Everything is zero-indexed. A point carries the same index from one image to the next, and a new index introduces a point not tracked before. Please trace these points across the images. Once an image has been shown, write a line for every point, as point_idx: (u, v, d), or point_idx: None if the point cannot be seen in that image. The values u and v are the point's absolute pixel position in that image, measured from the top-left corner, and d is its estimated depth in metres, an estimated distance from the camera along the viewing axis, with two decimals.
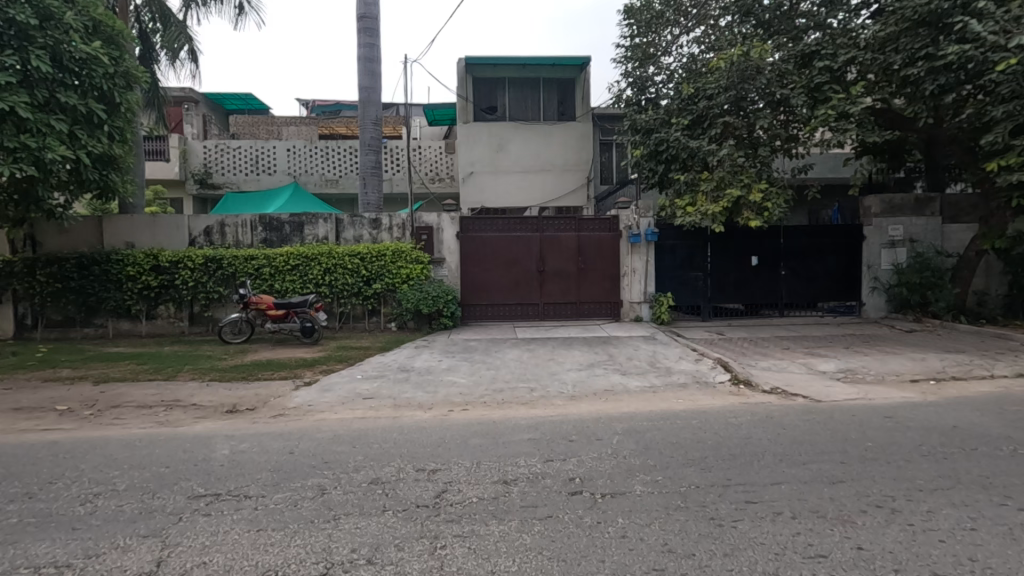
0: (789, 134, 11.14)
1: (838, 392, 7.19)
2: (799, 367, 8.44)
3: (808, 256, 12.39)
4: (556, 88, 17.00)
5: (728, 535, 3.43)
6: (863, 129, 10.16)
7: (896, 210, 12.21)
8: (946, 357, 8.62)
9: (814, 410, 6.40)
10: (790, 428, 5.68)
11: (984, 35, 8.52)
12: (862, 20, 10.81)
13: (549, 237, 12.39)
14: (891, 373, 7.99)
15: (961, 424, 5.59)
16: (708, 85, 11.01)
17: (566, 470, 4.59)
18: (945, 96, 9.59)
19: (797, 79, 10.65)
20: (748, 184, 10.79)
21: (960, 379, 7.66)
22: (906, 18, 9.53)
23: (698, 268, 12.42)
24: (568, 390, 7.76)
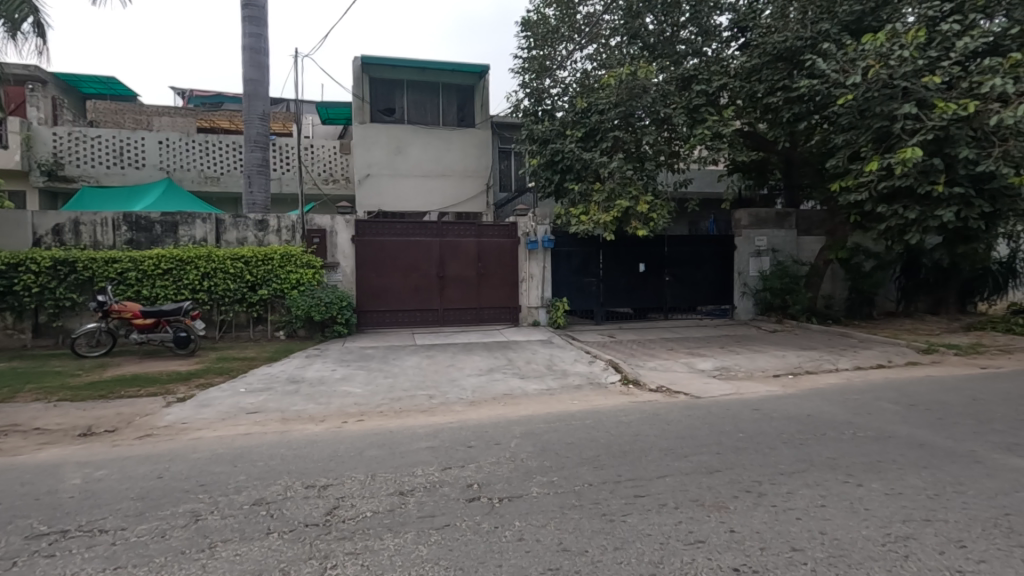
0: (671, 150, 11.99)
1: (715, 388, 7.83)
2: (681, 367, 9.09)
3: (688, 264, 13.44)
4: (456, 94, 17.04)
5: (618, 530, 3.59)
6: (733, 149, 11.27)
7: (762, 223, 13.61)
8: (802, 354, 9.74)
9: (694, 406, 6.93)
10: (674, 423, 6.10)
11: (829, 72, 9.72)
12: (732, 50, 11.92)
13: (449, 242, 12.33)
14: (758, 369, 8.87)
15: (814, 413, 6.33)
16: (599, 100, 11.63)
17: (465, 476, 4.56)
18: (799, 123, 10.87)
19: (678, 99, 11.49)
20: (636, 196, 11.48)
21: (813, 373, 8.69)
22: (767, 52, 10.77)
23: (591, 274, 12.98)
24: (468, 395, 7.75)
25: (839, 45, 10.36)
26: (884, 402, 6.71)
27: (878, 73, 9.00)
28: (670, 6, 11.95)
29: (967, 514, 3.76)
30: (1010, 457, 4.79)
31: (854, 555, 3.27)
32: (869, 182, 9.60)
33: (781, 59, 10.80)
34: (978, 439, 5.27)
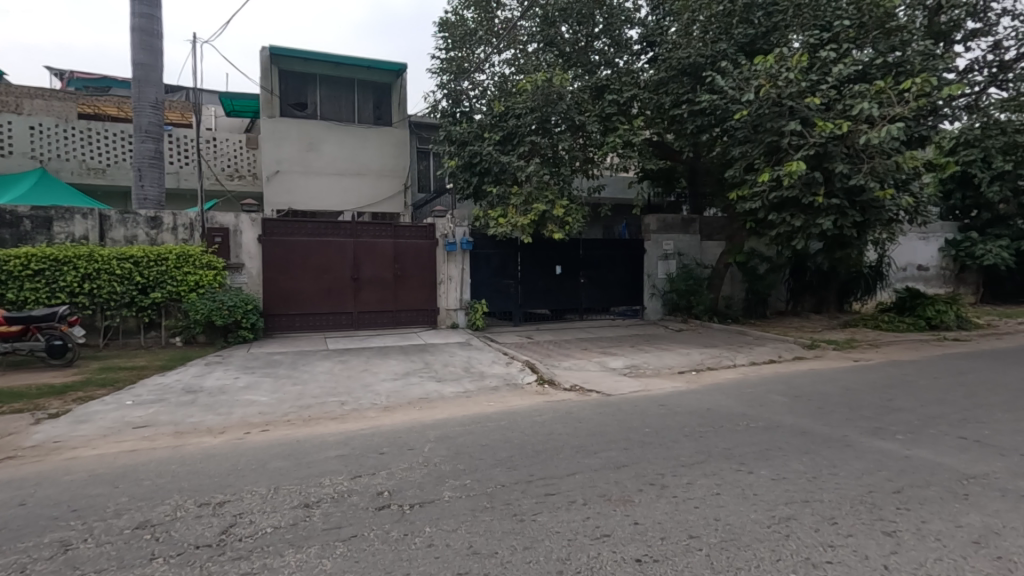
0: (586, 156, 12.35)
1: (625, 386, 8.16)
2: (594, 366, 9.39)
3: (602, 266, 13.93)
4: (372, 92, 16.60)
5: (529, 529, 3.64)
6: (643, 157, 11.85)
7: (669, 228, 14.38)
8: (705, 351, 10.38)
9: (605, 403, 7.18)
10: (586, 421, 6.28)
11: (726, 89, 10.49)
12: (642, 63, 12.52)
13: (364, 243, 11.97)
14: (665, 366, 9.35)
15: (713, 407, 6.76)
16: (516, 104, 11.78)
17: (375, 484, 4.44)
18: (701, 135, 11.65)
19: (591, 108, 11.87)
20: (552, 200, 11.75)
21: (713, 369, 9.29)
22: (673, 67, 11.47)
23: (509, 276, 13.10)
24: (382, 400, 7.54)
25: (736, 64, 11.17)
26: (774, 395, 7.30)
27: (768, 92, 9.77)
28: (584, 17, 12.36)
29: (839, 494, 4.17)
30: (874, 440, 5.38)
31: (744, 538, 3.52)
32: (761, 192, 10.45)
33: (685, 74, 11.50)
34: (849, 425, 5.87)
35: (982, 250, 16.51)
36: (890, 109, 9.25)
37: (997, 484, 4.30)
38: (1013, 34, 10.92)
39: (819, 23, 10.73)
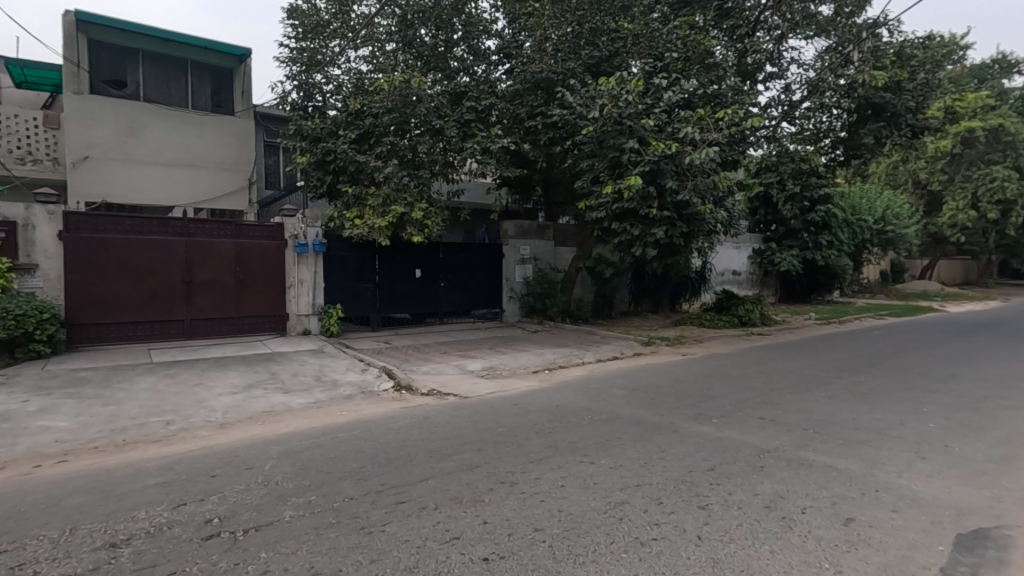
0: (446, 160, 12.36)
1: (481, 388, 8.29)
2: (452, 369, 9.41)
3: (463, 270, 14.05)
4: (210, 75, 14.87)
5: (376, 541, 3.53)
6: (500, 164, 12.20)
7: (525, 234, 14.98)
8: (557, 351, 10.97)
9: (461, 406, 7.25)
10: (442, 425, 6.27)
11: (575, 106, 11.25)
12: (499, 73, 12.89)
13: (199, 243, 10.76)
14: (520, 367, 9.71)
15: (562, 403, 7.17)
16: (372, 103, 11.42)
17: (203, 511, 3.98)
18: (554, 146, 12.34)
19: (450, 112, 11.91)
20: (411, 202, 11.60)
21: (565, 367, 9.85)
22: (528, 80, 12.00)
23: (367, 279, 12.64)
24: (217, 417, 6.82)
25: (583, 83, 12.00)
26: (616, 389, 7.94)
27: (611, 111, 10.62)
28: (443, 22, 12.41)
29: (666, 476, 4.65)
30: (695, 425, 6.10)
31: (584, 526, 3.77)
32: (606, 203, 11.36)
33: (539, 87, 12.08)
34: (677, 413, 6.58)
35: (779, 258, 19.62)
36: (709, 134, 10.58)
37: (785, 455, 5.12)
38: (799, 80, 13.15)
39: (653, 52, 11.93)
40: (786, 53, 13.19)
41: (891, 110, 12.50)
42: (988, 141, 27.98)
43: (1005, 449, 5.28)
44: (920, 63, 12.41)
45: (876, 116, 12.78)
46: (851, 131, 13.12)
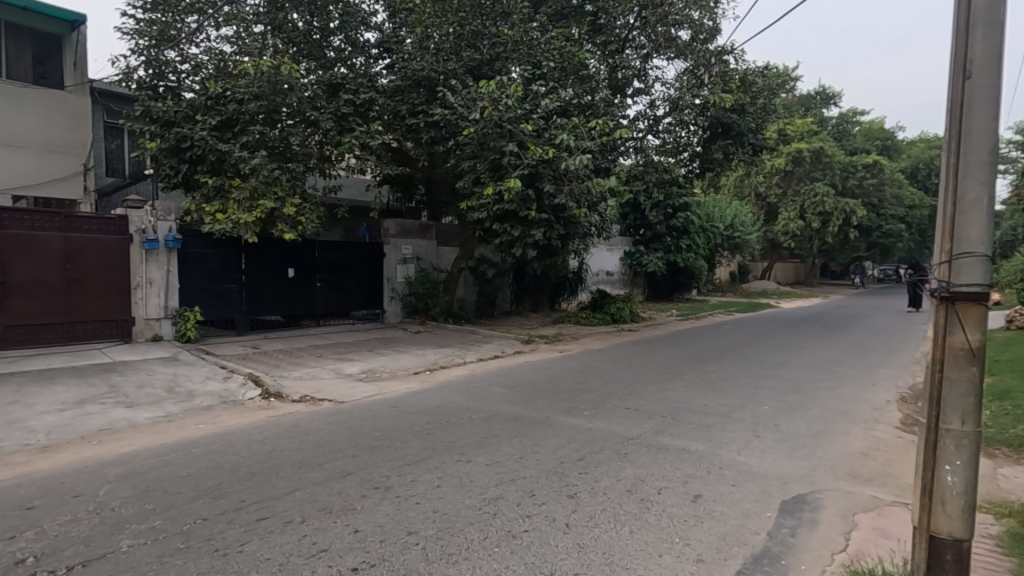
0: (323, 154, 11.73)
1: (358, 392, 8.00)
2: (327, 373, 8.97)
3: (340, 270, 13.45)
4: (31, 41, 12.67)
5: (233, 564, 3.26)
6: (380, 161, 11.85)
7: (407, 233, 14.69)
8: (439, 351, 10.91)
9: (336, 411, 6.94)
10: (313, 433, 5.95)
11: (457, 106, 11.28)
12: (379, 67, 12.52)
13: (16, 236, 9.19)
14: (400, 368, 9.51)
15: (442, 404, 7.14)
16: (236, 88, 10.52)
17: (14, 551, 3.40)
18: (436, 146, 12.26)
19: (326, 105, 11.32)
20: (282, 197, 10.85)
21: (446, 367, 9.83)
22: (409, 77, 11.80)
23: (231, 279, 11.61)
24: (39, 440, 5.86)
25: (465, 85, 12.07)
26: (495, 387, 8.09)
27: (491, 114, 10.81)
28: (318, 9, 11.78)
29: (539, 468, 4.82)
30: (568, 418, 6.40)
31: (457, 524, 3.79)
32: (488, 204, 11.54)
33: (420, 85, 11.95)
34: (551, 408, 6.86)
35: (647, 260, 21.31)
36: (583, 142, 11.16)
37: (645, 441, 5.55)
38: (662, 97, 14.34)
39: (532, 60, 12.31)
40: (651, 71, 14.28)
41: (737, 129, 14.07)
42: (812, 161, 32.61)
43: (820, 424, 6.20)
44: (760, 90, 14.08)
45: (725, 134, 14.33)
46: (706, 146, 14.54)
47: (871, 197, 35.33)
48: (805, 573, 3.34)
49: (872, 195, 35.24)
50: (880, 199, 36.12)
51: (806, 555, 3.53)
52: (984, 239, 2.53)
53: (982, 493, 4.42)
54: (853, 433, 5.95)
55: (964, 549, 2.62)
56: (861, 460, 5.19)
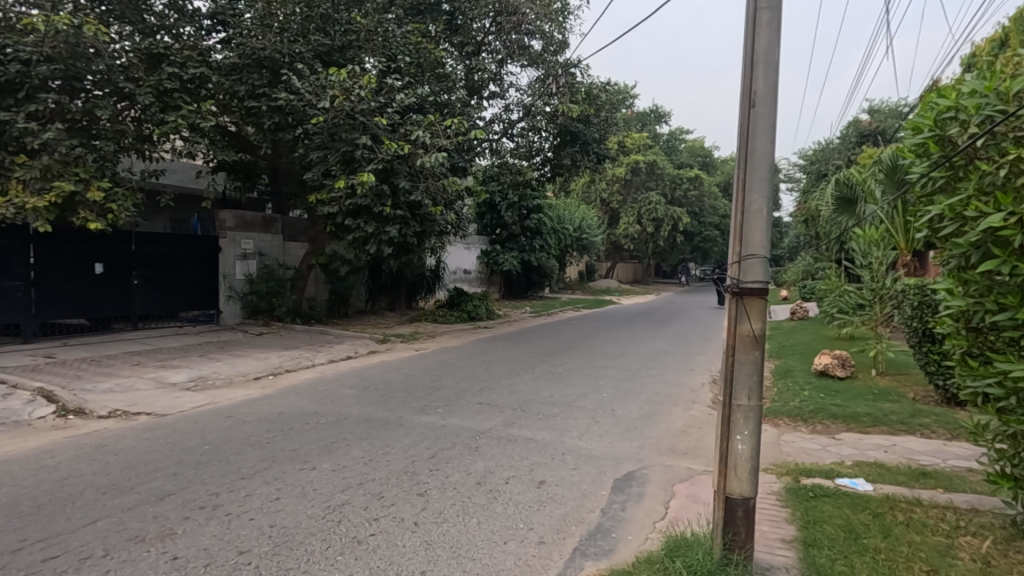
0: (142, 133, 10.38)
1: (185, 402, 7.13)
2: (145, 383, 7.85)
3: (164, 265, 11.86)
4: None
5: None
6: (214, 145, 10.67)
7: (247, 226, 13.29)
8: (284, 354, 10.14)
9: (155, 425, 6.11)
10: (125, 452, 5.17)
11: (303, 92, 10.56)
12: (212, 41, 11.25)
13: None
14: (237, 374, 8.66)
15: (284, 410, 6.64)
16: (20, 44, 8.65)
17: None
18: (280, 133, 11.34)
19: (144, 76, 9.89)
20: (85, 179, 9.25)
21: (292, 371, 9.17)
22: (247, 55, 10.77)
23: (15, 275, 9.63)
24: None
25: (313, 70, 11.37)
26: (345, 389, 7.74)
27: (342, 104, 10.42)
28: None
29: (388, 470, 4.72)
30: (420, 417, 6.35)
31: (296, 537, 3.56)
32: (338, 198, 10.98)
33: (261, 66, 10.98)
34: (404, 407, 6.75)
35: (502, 259, 21.93)
36: (438, 140, 11.14)
37: (495, 434, 5.72)
38: (516, 102, 14.86)
39: (386, 53, 11.99)
40: (506, 76, 14.70)
41: (583, 139, 15.09)
42: (647, 172, 36.25)
43: (648, 408, 6.91)
44: (604, 103, 15.14)
45: (573, 142, 15.26)
46: (556, 152, 15.36)
47: (694, 207, 40.23)
48: (632, 541, 3.71)
49: (695, 205, 40.16)
50: (700, 209, 41.29)
51: (632, 526, 3.92)
52: (763, 243, 3.03)
53: (769, 457, 5.27)
54: (674, 413, 6.73)
55: (750, 505, 3.09)
56: (680, 436, 5.90)
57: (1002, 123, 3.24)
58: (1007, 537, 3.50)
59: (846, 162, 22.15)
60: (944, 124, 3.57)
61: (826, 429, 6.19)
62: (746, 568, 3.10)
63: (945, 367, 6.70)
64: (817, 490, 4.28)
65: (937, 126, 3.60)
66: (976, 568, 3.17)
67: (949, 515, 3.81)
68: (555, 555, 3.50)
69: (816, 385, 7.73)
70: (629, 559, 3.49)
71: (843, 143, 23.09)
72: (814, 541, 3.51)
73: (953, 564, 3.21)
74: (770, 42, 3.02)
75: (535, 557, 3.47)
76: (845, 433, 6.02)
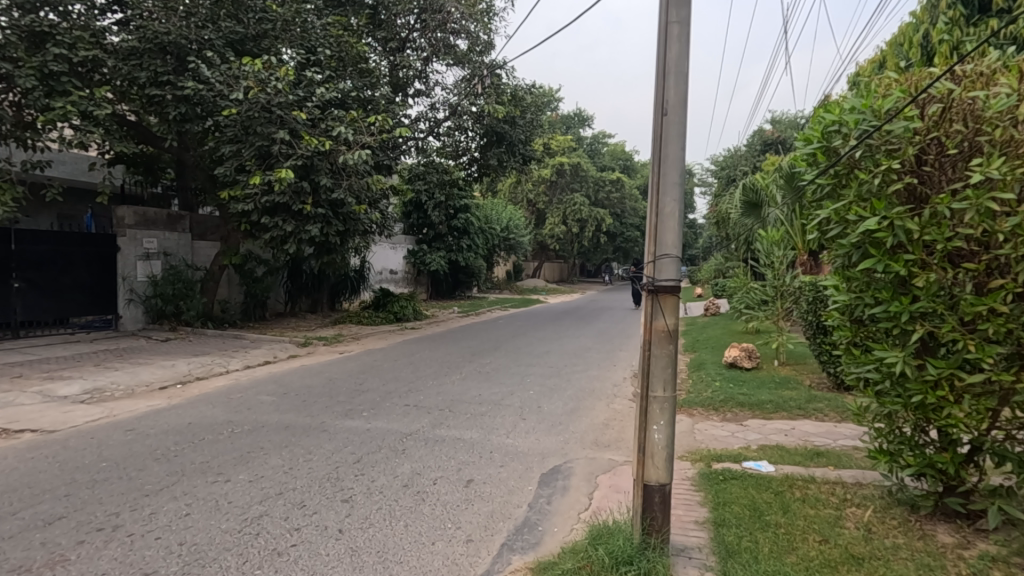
0: (22, 120, 9.42)
1: (78, 416, 6.49)
2: (30, 397, 7.06)
3: (50, 267, 10.77)
4: None
5: None
6: (111, 135, 9.71)
7: (149, 224, 12.19)
8: (193, 361, 9.48)
9: (42, 443, 5.52)
10: (5, 474, 4.65)
11: (213, 81, 9.93)
12: (106, 22, 10.30)
13: None
14: (140, 384, 7.99)
15: (195, 420, 6.23)
16: None
17: None
18: (187, 124, 10.57)
19: (24, 56, 8.87)
20: None
21: (203, 379, 8.60)
22: (148, 39, 9.99)
23: None
24: None
25: (224, 59, 10.73)
26: (263, 396, 7.37)
27: (257, 96, 9.92)
28: None
29: (310, 477, 4.56)
30: (345, 421, 6.18)
31: (209, 553, 3.36)
32: (254, 195, 10.47)
33: (165, 52, 10.22)
34: (327, 412, 6.53)
35: (429, 259, 21.68)
36: (361, 137, 10.82)
37: (422, 436, 5.67)
38: (441, 101, 14.75)
39: (305, 45, 11.52)
40: (431, 74, 14.56)
41: (509, 140, 15.19)
42: (572, 174, 37.27)
43: (573, 403, 7.12)
44: (529, 105, 15.26)
45: (499, 143, 15.31)
46: (482, 152, 15.37)
47: (616, 208, 41.67)
48: (557, 533, 3.81)
49: (617, 206, 41.60)
50: (622, 211, 42.93)
51: (558, 518, 4.03)
52: (675, 243, 3.22)
53: (684, 445, 5.60)
54: (598, 407, 6.98)
55: (666, 491, 3.27)
56: (603, 429, 6.12)
57: (876, 137, 3.63)
58: (884, 505, 3.92)
59: (752, 168, 23.82)
60: (829, 137, 3.91)
61: (734, 416, 6.65)
62: (663, 550, 3.27)
63: (835, 356, 7.38)
64: (726, 474, 4.60)
65: (824, 138, 3.95)
66: (860, 535, 3.54)
67: (838, 490, 4.22)
68: (483, 552, 3.53)
69: (726, 376, 8.28)
70: (555, 550, 3.59)
71: (750, 150, 24.84)
72: (722, 520, 3.77)
73: (841, 533, 3.56)
74: (680, 55, 3.21)
75: (462, 555, 3.48)
76: (751, 419, 6.50)
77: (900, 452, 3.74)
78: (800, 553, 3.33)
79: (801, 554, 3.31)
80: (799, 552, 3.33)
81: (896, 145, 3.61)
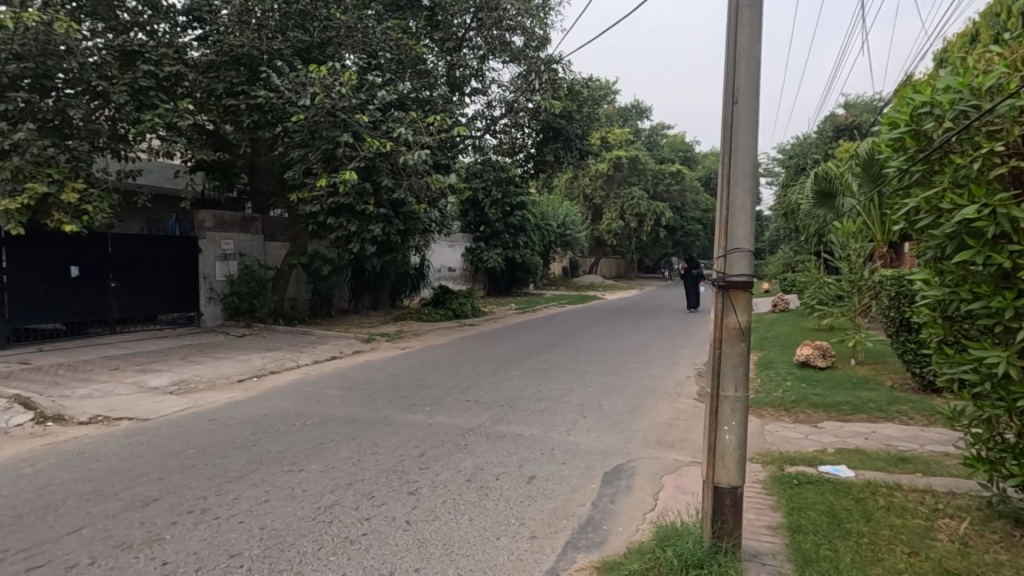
0: (116, 133, 10.24)
1: (167, 406, 7.01)
2: (126, 388, 7.68)
3: (140, 268, 11.66)
4: None
5: None
6: (192, 144, 10.42)
7: (226, 226, 12.98)
8: (266, 355, 10.00)
9: (137, 430, 6.00)
10: (106, 458, 5.08)
11: (282, 90, 10.43)
12: (187, 38, 11.01)
13: None
14: (220, 376, 8.52)
15: (270, 412, 6.58)
16: None
17: None
18: (259, 131, 11.13)
19: (117, 74, 9.60)
20: (58, 179, 9.00)
21: (275, 373, 9.08)
22: (224, 52, 10.60)
23: None
24: None
25: (293, 68, 11.25)
26: (331, 390, 7.69)
27: (323, 101, 10.29)
28: None
29: (377, 469, 4.71)
30: (407, 415, 6.35)
31: (287, 539, 3.54)
32: (320, 197, 10.92)
33: (239, 63, 10.83)
34: (391, 407, 6.73)
35: (486, 255, 21.91)
36: (421, 137, 11.03)
37: (482, 431, 5.74)
38: (496, 98, 14.82)
39: (367, 49, 11.85)
40: (487, 73, 14.66)
41: (565, 134, 15.11)
42: (629, 168, 36.69)
43: (634, 401, 6.99)
44: (586, 99, 15.10)
45: (555, 138, 15.30)
46: (538, 148, 15.39)
47: (675, 202, 40.59)
48: (623, 533, 3.75)
49: (677, 199, 40.45)
50: (682, 205, 41.77)
51: (622, 518, 3.96)
52: (748, 238, 3.08)
53: (753, 447, 5.38)
54: (660, 406, 6.82)
55: (738, 494, 3.14)
56: (667, 429, 5.97)
57: (977, 119, 3.32)
58: (983, 517, 3.61)
59: (824, 156, 22.50)
60: (920, 120, 3.61)
61: (807, 418, 6.33)
62: (735, 555, 3.16)
63: (922, 355, 6.87)
64: (801, 478, 4.38)
65: (913, 121, 3.65)
66: (954, 548, 3.28)
67: (927, 499, 3.93)
68: (547, 549, 3.53)
69: (797, 376, 7.89)
70: (620, 551, 3.54)
71: (820, 137, 23.53)
72: (799, 527, 3.59)
73: (932, 546, 3.31)
74: (752, 40, 3.07)
75: (526, 551, 3.50)
76: (826, 421, 6.16)
77: (1002, 461, 3.43)
78: (887, 565, 3.12)
79: (887, 566, 3.10)
80: (885, 564, 3.12)
81: (999, 126, 3.30)
